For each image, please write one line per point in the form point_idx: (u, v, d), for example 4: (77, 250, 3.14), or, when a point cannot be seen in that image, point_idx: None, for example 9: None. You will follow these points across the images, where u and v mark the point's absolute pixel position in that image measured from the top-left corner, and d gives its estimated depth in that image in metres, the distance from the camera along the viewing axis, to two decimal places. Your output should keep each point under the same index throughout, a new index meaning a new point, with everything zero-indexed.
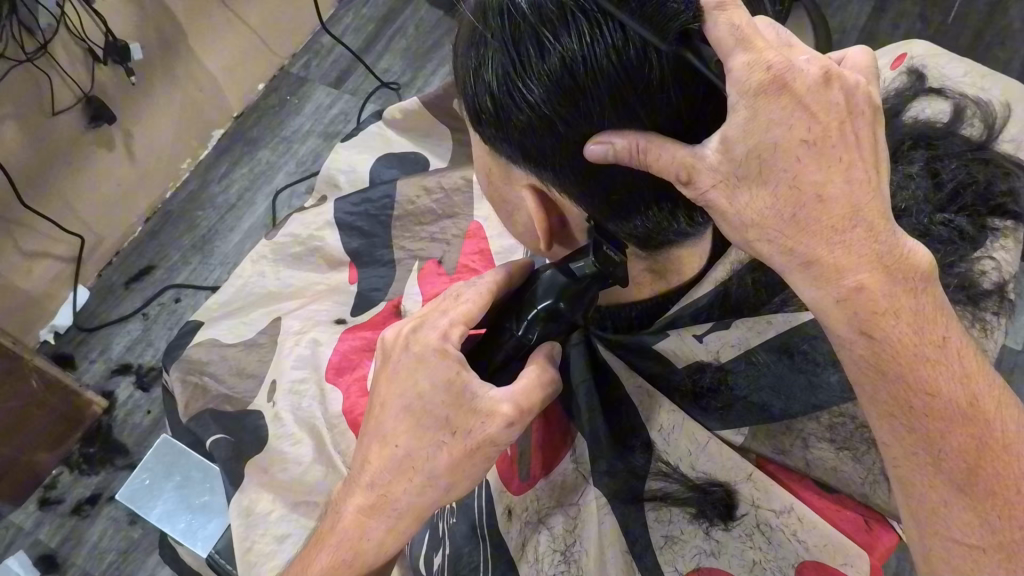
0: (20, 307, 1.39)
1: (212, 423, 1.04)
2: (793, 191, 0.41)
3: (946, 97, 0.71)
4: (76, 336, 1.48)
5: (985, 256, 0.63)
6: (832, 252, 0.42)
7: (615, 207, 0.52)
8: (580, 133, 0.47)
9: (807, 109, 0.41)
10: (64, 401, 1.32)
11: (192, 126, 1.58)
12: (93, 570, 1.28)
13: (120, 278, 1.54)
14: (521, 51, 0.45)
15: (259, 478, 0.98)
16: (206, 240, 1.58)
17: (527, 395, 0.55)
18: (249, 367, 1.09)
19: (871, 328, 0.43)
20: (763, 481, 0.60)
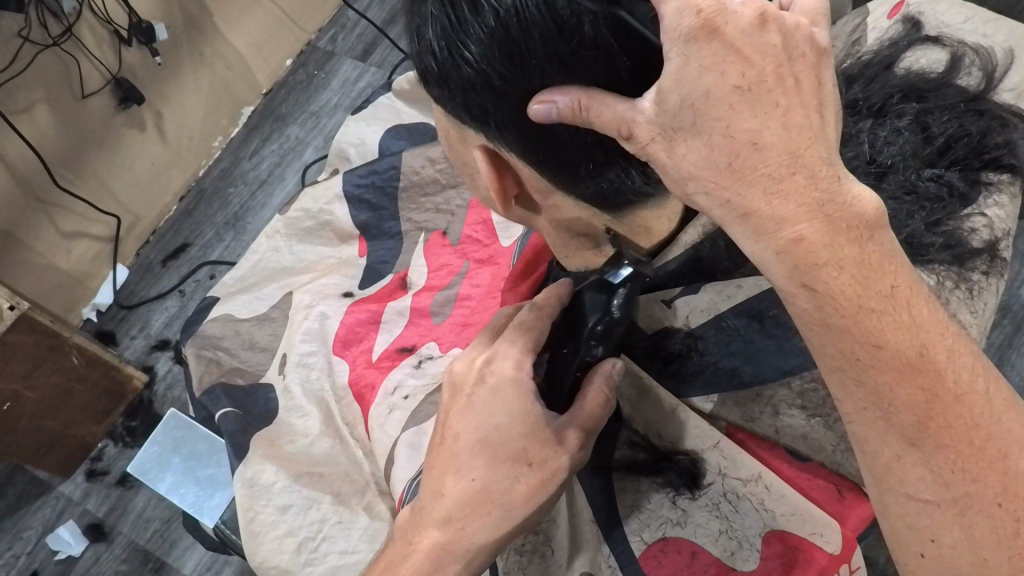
0: (60, 285, 1.43)
1: (222, 396, 1.06)
2: (726, 141, 0.39)
3: (944, 46, 0.67)
4: (118, 313, 1.52)
5: (976, 213, 0.60)
6: (768, 199, 0.40)
7: (566, 164, 0.50)
8: (521, 91, 0.45)
9: (739, 54, 0.38)
10: (106, 376, 1.35)
11: (220, 103, 1.59)
12: (140, 538, 1.33)
13: (157, 255, 1.57)
14: (456, 9, 0.44)
15: (265, 449, 0.98)
16: (239, 217, 1.60)
17: (590, 417, 0.59)
18: (261, 341, 1.11)
19: (814, 280, 0.41)
20: (730, 449, 0.61)
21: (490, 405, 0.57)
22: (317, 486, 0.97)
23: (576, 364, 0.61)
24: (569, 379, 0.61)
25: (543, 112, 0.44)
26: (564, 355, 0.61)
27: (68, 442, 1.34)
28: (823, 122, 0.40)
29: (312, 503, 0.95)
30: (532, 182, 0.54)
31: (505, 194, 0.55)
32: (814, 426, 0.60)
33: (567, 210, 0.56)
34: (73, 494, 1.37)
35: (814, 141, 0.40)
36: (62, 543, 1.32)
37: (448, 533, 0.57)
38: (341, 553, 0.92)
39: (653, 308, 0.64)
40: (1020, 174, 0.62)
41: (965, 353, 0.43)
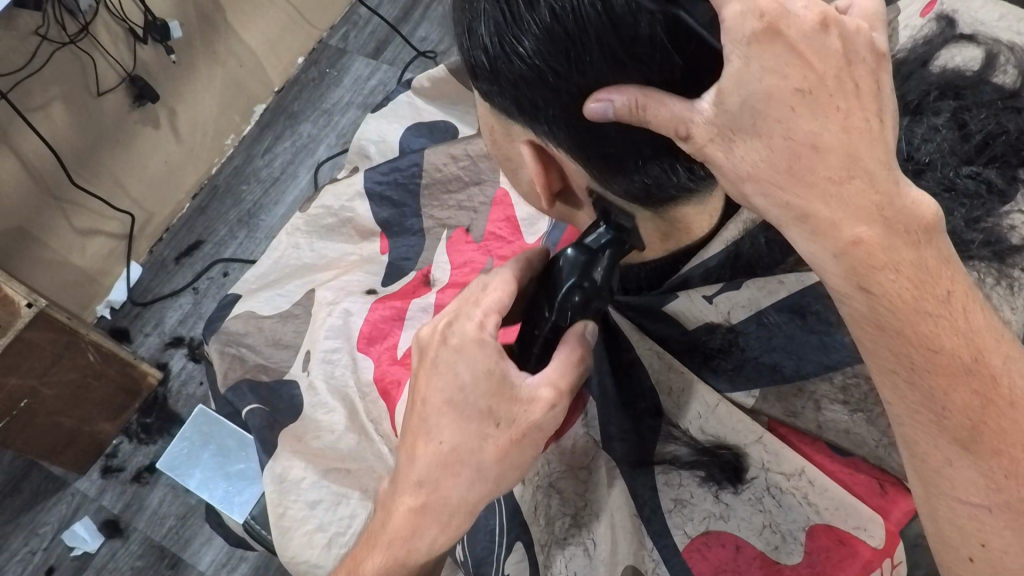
0: (75, 283, 1.43)
1: (247, 392, 1.07)
2: (787, 144, 0.40)
3: (978, 43, 0.67)
4: (131, 310, 1.52)
5: (1014, 210, 0.60)
6: (833, 208, 0.41)
7: (613, 159, 0.50)
8: (574, 86, 0.46)
9: (802, 58, 0.38)
10: (122, 371, 1.35)
11: (233, 100, 1.60)
12: (155, 534, 1.34)
13: (171, 252, 1.58)
14: (511, 4, 0.44)
15: (293, 446, 0.99)
16: (251, 215, 1.61)
17: (562, 376, 0.57)
18: (284, 337, 1.12)
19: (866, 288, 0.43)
20: (773, 443, 0.62)
21: (453, 364, 0.56)
22: (347, 481, 0.97)
23: (548, 327, 0.59)
24: (540, 340, 0.60)
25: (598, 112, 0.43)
26: (536, 318, 0.60)
27: (84, 438, 1.34)
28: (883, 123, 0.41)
29: (340, 500, 0.96)
30: (578, 176, 0.54)
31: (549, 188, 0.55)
32: (857, 422, 0.61)
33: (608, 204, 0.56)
34: (89, 489, 1.37)
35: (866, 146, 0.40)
36: (77, 540, 1.33)
37: (422, 496, 0.58)
38: None
39: (694, 304, 0.66)
40: None
41: (1017, 359, 0.45)
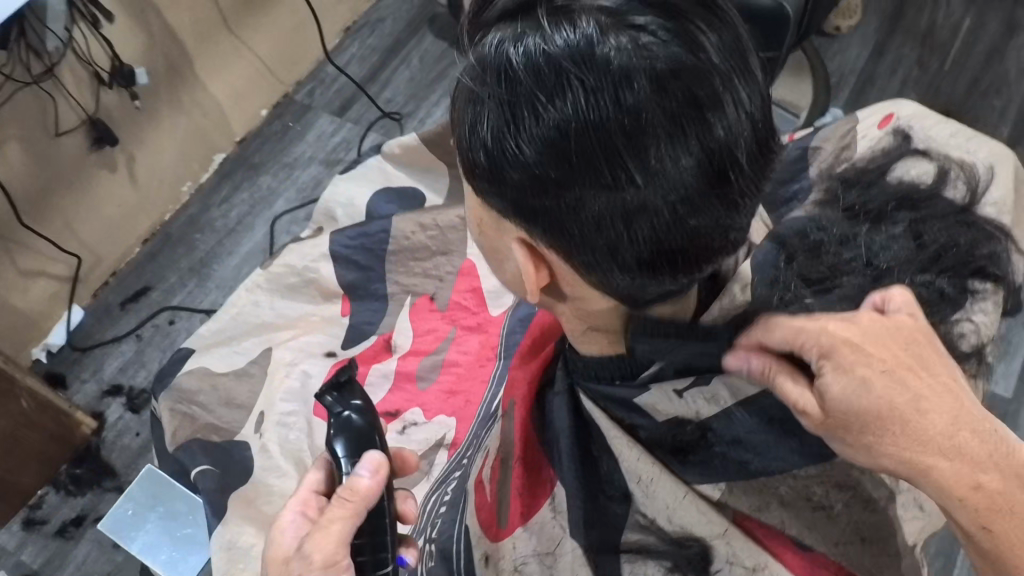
0: (17, 326, 1.40)
1: (200, 452, 1.06)
2: (889, 413, 0.51)
3: (931, 159, 0.72)
4: (71, 355, 1.48)
5: (964, 319, 0.63)
6: (935, 449, 0.51)
7: (603, 264, 0.52)
8: (568, 193, 0.49)
9: (875, 351, 0.52)
10: (56, 420, 1.31)
11: (195, 150, 1.59)
12: None
13: (116, 299, 1.54)
14: (515, 112, 0.48)
15: (246, 510, 1.00)
16: (204, 263, 1.58)
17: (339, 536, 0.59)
18: (238, 397, 1.11)
19: (976, 473, 0.51)
20: (737, 537, 0.62)
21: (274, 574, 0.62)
22: None
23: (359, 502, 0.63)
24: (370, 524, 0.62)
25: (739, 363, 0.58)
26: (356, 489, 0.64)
27: (9, 488, 1.29)
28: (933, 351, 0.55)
29: None
30: (566, 275, 0.56)
31: (536, 284, 0.57)
32: (818, 518, 0.62)
33: (592, 301, 0.58)
34: (7, 543, 1.31)
35: (930, 361, 0.53)
36: None
37: None
38: None
39: (663, 397, 0.63)
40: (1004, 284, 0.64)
41: None
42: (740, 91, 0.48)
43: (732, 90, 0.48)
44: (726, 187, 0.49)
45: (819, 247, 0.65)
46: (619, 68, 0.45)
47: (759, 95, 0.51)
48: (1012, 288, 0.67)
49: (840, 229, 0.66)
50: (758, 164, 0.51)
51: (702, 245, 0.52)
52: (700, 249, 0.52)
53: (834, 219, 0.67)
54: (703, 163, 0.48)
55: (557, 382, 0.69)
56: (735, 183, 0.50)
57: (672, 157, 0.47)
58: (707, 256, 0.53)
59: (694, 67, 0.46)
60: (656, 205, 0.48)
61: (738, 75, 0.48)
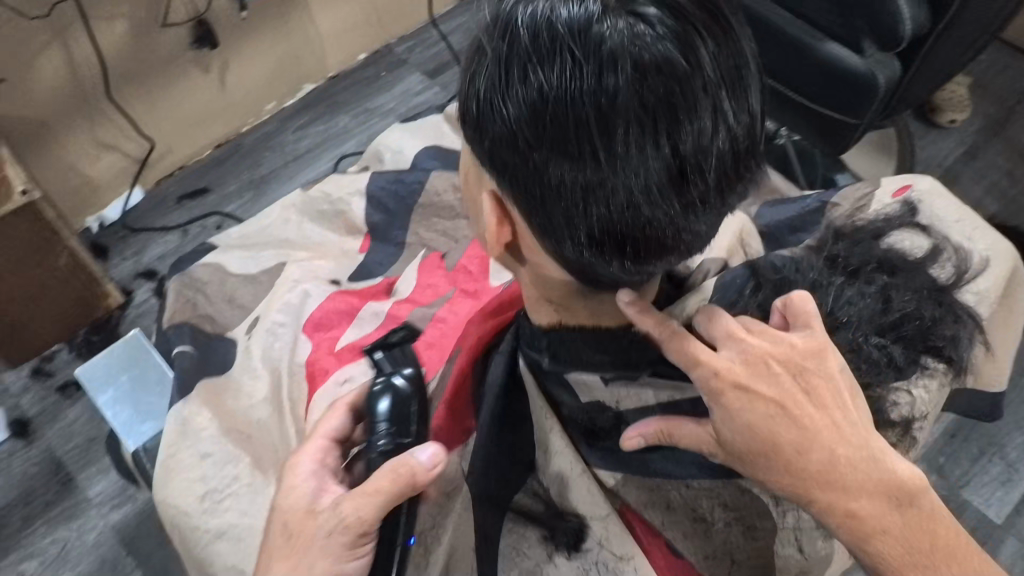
0: (79, 189, 1.49)
1: (187, 335, 1.10)
2: (774, 446, 0.55)
3: (929, 236, 0.73)
4: (121, 230, 1.57)
5: (904, 389, 0.65)
6: (819, 481, 0.54)
7: (557, 235, 0.53)
8: (538, 160, 0.49)
9: (772, 389, 0.55)
10: (87, 284, 1.38)
11: (287, 72, 1.67)
12: (58, 448, 1.34)
13: (175, 192, 1.62)
14: (508, 69, 0.48)
15: (206, 396, 1.00)
16: (263, 181, 1.64)
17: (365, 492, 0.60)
18: (239, 297, 1.17)
19: (849, 502, 0.54)
20: (615, 526, 0.66)
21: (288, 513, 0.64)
22: (243, 445, 0.97)
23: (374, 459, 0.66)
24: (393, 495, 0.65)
25: (633, 444, 0.63)
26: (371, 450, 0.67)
27: (27, 337, 1.37)
28: (829, 366, 0.57)
29: (228, 457, 0.95)
30: (528, 240, 0.56)
31: (498, 243, 0.58)
32: (696, 530, 0.66)
33: (546, 271, 0.59)
34: (12, 386, 1.40)
35: (825, 396, 0.56)
36: None
37: None
38: (239, 512, 0.91)
39: (592, 383, 0.66)
40: (955, 367, 0.67)
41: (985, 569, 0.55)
42: (726, 103, 0.48)
43: (715, 101, 0.47)
44: (686, 193, 0.50)
45: (784, 287, 0.66)
46: (611, 49, 0.45)
47: (745, 114, 0.50)
48: (966, 373, 0.69)
49: (812, 275, 0.67)
50: (726, 180, 0.51)
51: (652, 241, 0.52)
52: (650, 245, 0.52)
53: (810, 263, 0.68)
54: (669, 163, 0.48)
55: (502, 346, 0.72)
56: (702, 190, 0.50)
57: (641, 149, 0.47)
58: (656, 254, 0.53)
59: (683, 67, 0.46)
60: (614, 192, 0.48)
61: (727, 88, 0.48)
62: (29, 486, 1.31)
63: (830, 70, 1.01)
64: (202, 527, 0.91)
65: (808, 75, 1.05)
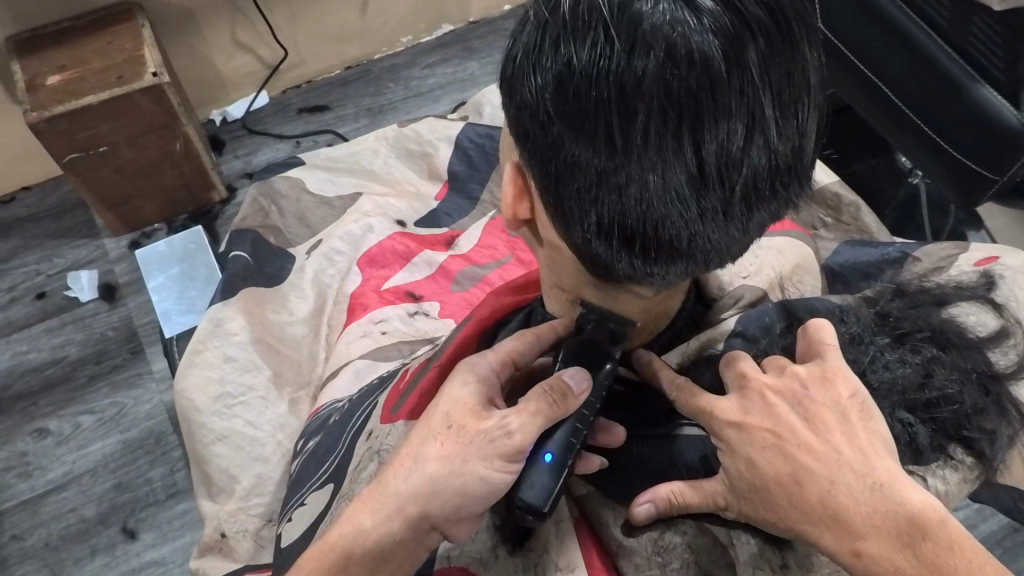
0: (208, 82, 1.57)
1: (248, 240, 1.13)
2: (772, 485, 0.53)
3: (1000, 316, 0.67)
4: (239, 131, 1.64)
5: (917, 474, 0.59)
6: (821, 517, 0.52)
7: (567, 217, 0.50)
8: (557, 137, 0.47)
9: (770, 422, 0.55)
10: (195, 175, 1.45)
11: (429, 8, 1.69)
12: (138, 319, 1.43)
13: (297, 103, 1.68)
14: (544, 37, 0.46)
15: (245, 303, 1.02)
16: (381, 110, 1.67)
17: (531, 403, 0.55)
18: (311, 220, 1.18)
19: (854, 540, 0.51)
20: (565, 532, 0.64)
21: (447, 414, 0.60)
22: (267, 358, 0.99)
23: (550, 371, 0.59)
24: None
25: (643, 514, 0.58)
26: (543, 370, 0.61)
27: (134, 209, 1.46)
28: (836, 392, 0.55)
29: (248, 366, 0.98)
30: (542, 220, 0.54)
31: (513, 217, 0.56)
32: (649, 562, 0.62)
33: (558, 255, 0.57)
34: (111, 252, 1.51)
35: (829, 424, 0.54)
36: (77, 284, 1.46)
37: (370, 527, 0.59)
38: (245, 421, 0.94)
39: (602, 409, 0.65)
40: (985, 464, 0.60)
41: None
42: (764, 108, 0.45)
43: (751, 104, 0.44)
44: (704, 197, 0.46)
45: None
46: (646, 29, 0.42)
47: (787, 126, 0.47)
48: (998, 472, 0.63)
49: (852, 330, 0.61)
50: (753, 193, 0.47)
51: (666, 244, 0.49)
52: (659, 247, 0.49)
53: (858, 318, 0.62)
54: (688, 161, 0.45)
55: (511, 326, 0.71)
56: (725, 198, 0.47)
57: (661, 141, 0.44)
58: (664, 259, 0.50)
59: (721, 60, 0.43)
60: (626, 181, 0.46)
61: (768, 94, 0.45)
62: (103, 344, 1.40)
63: (972, 114, 0.92)
64: (210, 426, 0.94)
65: (953, 121, 0.95)
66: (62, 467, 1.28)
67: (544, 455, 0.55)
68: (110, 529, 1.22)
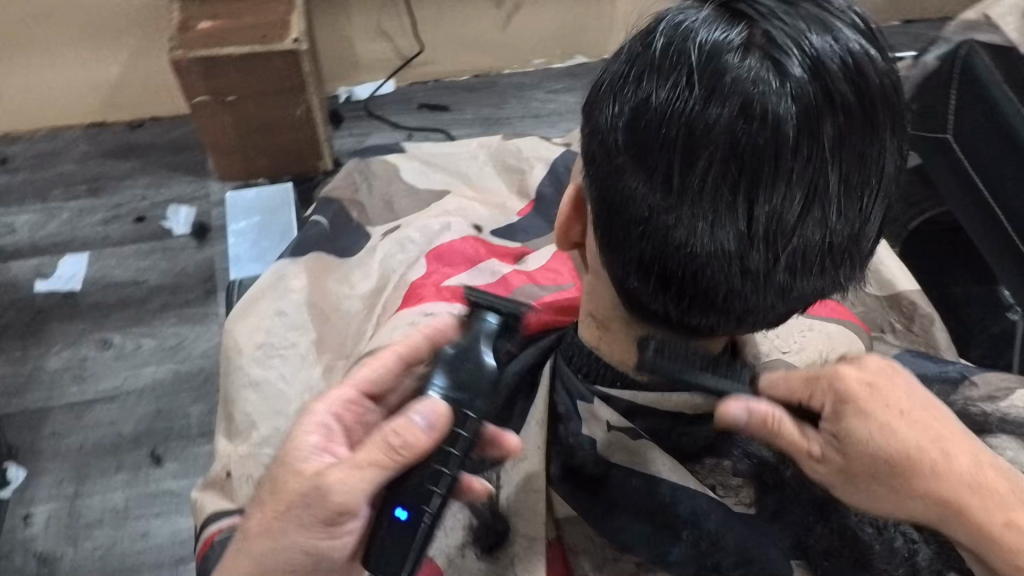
0: (344, 58, 1.67)
1: (331, 209, 1.18)
2: (886, 440, 0.53)
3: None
4: (359, 112, 1.71)
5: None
6: (928, 472, 0.53)
7: (612, 246, 0.51)
8: (619, 166, 0.47)
9: (875, 382, 0.55)
10: (307, 141, 1.50)
11: (567, 36, 1.72)
12: (220, 262, 1.49)
13: (420, 98, 1.73)
14: (630, 68, 0.47)
15: (309, 267, 1.07)
16: (498, 121, 1.69)
17: (368, 451, 0.53)
18: (397, 204, 1.22)
19: (948, 491, 0.54)
20: (537, 550, 0.63)
21: (283, 470, 0.58)
22: (315, 322, 1.02)
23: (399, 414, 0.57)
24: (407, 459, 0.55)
25: (736, 416, 0.53)
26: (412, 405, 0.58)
27: (244, 163, 1.54)
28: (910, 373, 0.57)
29: (294, 324, 1.00)
30: (591, 245, 0.55)
31: (563, 237, 0.57)
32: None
33: (596, 282, 0.58)
34: (213, 196, 1.59)
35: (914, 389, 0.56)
36: (175, 219, 1.56)
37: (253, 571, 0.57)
38: (279, 374, 0.96)
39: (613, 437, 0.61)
40: None
41: None
42: (826, 183, 0.44)
43: (816, 177, 0.44)
44: (748, 257, 0.46)
45: None
46: (727, 82, 0.42)
47: (848, 207, 0.46)
48: None
49: None
50: (798, 265, 0.47)
51: (701, 295, 0.48)
52: (695, 295, 0.49)
53: None
54: (741, 217, 0.44)
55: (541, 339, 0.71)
56: (768, 264, 0.46)
57: (716, 192, 0.44)
58: (698, 308, 0.50)
59: (794, 128, 0.42)
60: (675, 222, 0.46)
61: (836, 171, 0.44)
62: (181, 279, 1.47)
63: None
64: (245, 370, 0.96)
65: None
66: (115, 380, 1.35)
67: (395, 509, 0.52)
68: (140, 449, 1.27)
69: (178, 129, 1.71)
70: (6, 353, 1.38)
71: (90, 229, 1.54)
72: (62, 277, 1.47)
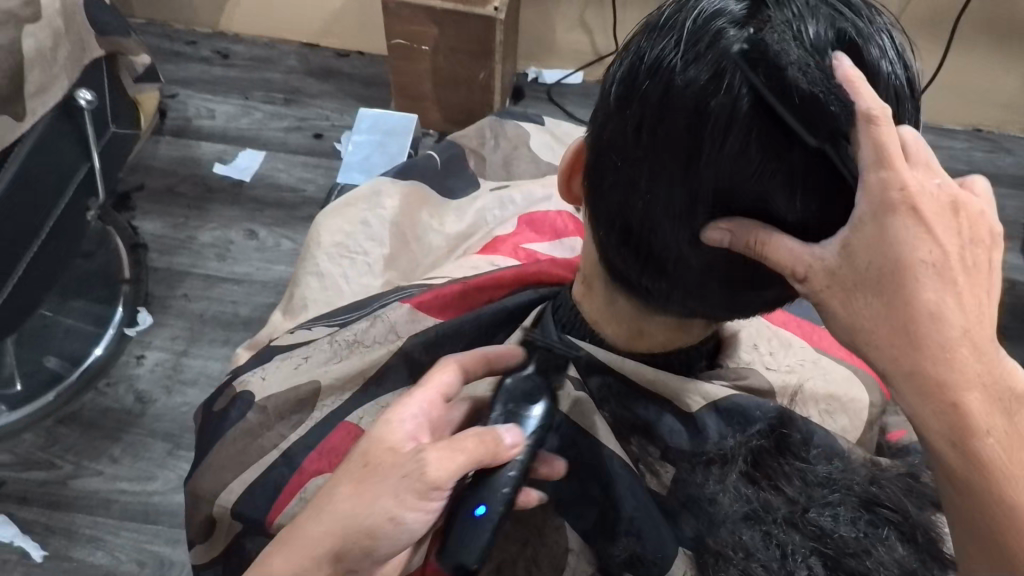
0: (540, 40, 1.73)
1: (449, 152, 1.23)
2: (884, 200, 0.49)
3: None
4: (540, 94, 1.77)
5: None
6: (918, 234, 0.49)
7: (598, 185, 0.59)
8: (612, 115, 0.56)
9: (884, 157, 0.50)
10: (481, 104, 1.59)
11: None
12: None
13: None
14: (645, 34, 0.54)
15: (406, 190, 1.14)
16: None
17: (460, 440, 0.58)
18: (515, 168, 1.26)
19: (935, 259, 0.49)
20: None
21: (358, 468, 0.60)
22: (393, 241, 1.10)
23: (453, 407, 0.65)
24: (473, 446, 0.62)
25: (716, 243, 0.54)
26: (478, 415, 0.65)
27: (420, 112, 1.64)
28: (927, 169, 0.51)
29: (375, 236, 1.09)
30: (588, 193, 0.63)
31: (569, 193, 0.66)
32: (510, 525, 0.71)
33: (587, 239, 0.68)
34: None
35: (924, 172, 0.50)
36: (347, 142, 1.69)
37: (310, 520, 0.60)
38: (343, 274, 1.05)
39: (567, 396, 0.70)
40: None
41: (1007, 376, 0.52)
42: (773, 173, 0.50)
43: (766, 158, 0.50)
44: (692, 210, 0.54)
45: (790, 449, 0.67)
46: (703, 64, 0.49)
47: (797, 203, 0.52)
48: None
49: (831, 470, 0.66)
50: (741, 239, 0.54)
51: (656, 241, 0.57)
52: (651, 239, 0.57)
53: (847, 466, 0.67)
54: (691, 182, 0.52)
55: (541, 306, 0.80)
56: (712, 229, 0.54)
57: (673, 155, 0.52)
58: (654, 253, 0.58)
59: (750, 118, 0.49)
60: (638, 164, 0.54)
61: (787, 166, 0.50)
62: None
63: None
64: (317, 260, 1.06)
65: None
66: (248, 266, 1.49)
67: (477, 505, 0.58)
68: (248, 332, 1.41)
69: (377, 67, 1.84)
70: (171, 216, 1.55)
71: (273, 133, 1.70)
72: (238, 166, 1.63)
